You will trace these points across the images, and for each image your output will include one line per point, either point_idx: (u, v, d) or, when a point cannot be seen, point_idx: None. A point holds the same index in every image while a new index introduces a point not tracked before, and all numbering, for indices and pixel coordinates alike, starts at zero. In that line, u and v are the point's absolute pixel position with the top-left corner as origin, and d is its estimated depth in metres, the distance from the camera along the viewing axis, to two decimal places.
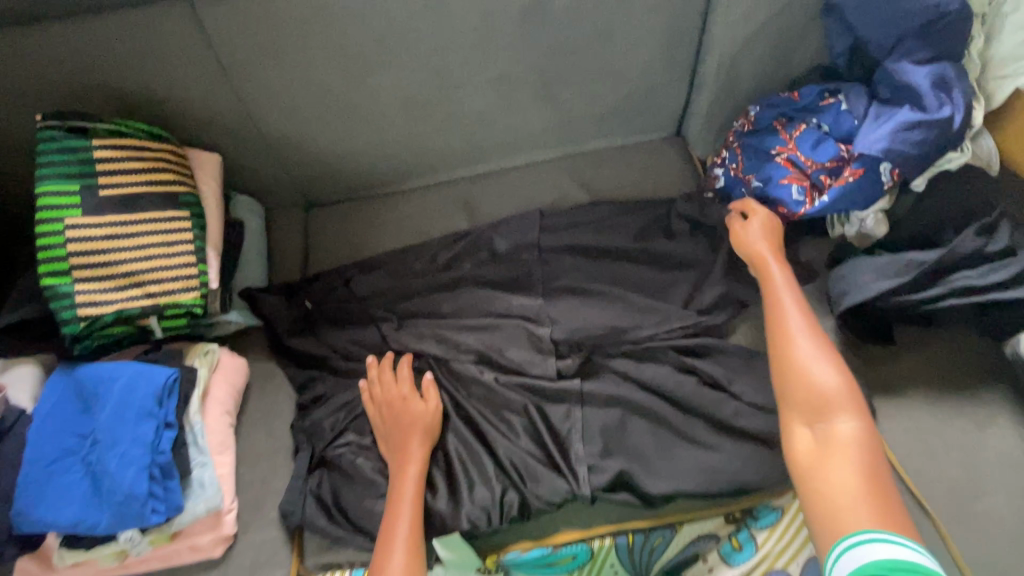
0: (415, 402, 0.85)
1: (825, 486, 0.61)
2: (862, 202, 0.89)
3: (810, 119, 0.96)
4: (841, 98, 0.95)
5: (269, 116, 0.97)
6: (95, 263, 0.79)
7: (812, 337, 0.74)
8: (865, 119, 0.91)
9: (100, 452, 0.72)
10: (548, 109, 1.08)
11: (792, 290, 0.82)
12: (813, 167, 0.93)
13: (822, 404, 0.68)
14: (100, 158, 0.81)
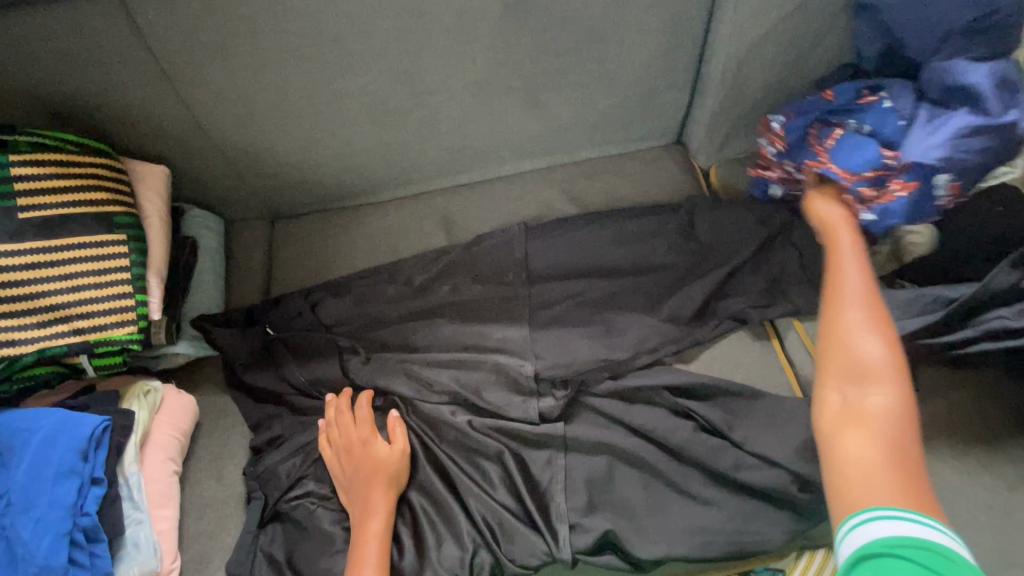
0: (379, 444, 0.77)
1: (854, 459, 0.56)
2: (915, 216, 0.78)
3: (847, 120, 0.84)
4: (884, 95, 0.82)
5: (222, 124, 0.87)
6: (12, 297, 0.69)
7: (866, 305, 0.68)
8: (913, 120, 0.79)
9: (13, 516, 0.63)
10: (534, 115, 0.97)
11: (855, 255, 0.75)
12: (852, 176, 0.80)
13: (867, 375, 0.62)
14: (20, 177, 0.72)
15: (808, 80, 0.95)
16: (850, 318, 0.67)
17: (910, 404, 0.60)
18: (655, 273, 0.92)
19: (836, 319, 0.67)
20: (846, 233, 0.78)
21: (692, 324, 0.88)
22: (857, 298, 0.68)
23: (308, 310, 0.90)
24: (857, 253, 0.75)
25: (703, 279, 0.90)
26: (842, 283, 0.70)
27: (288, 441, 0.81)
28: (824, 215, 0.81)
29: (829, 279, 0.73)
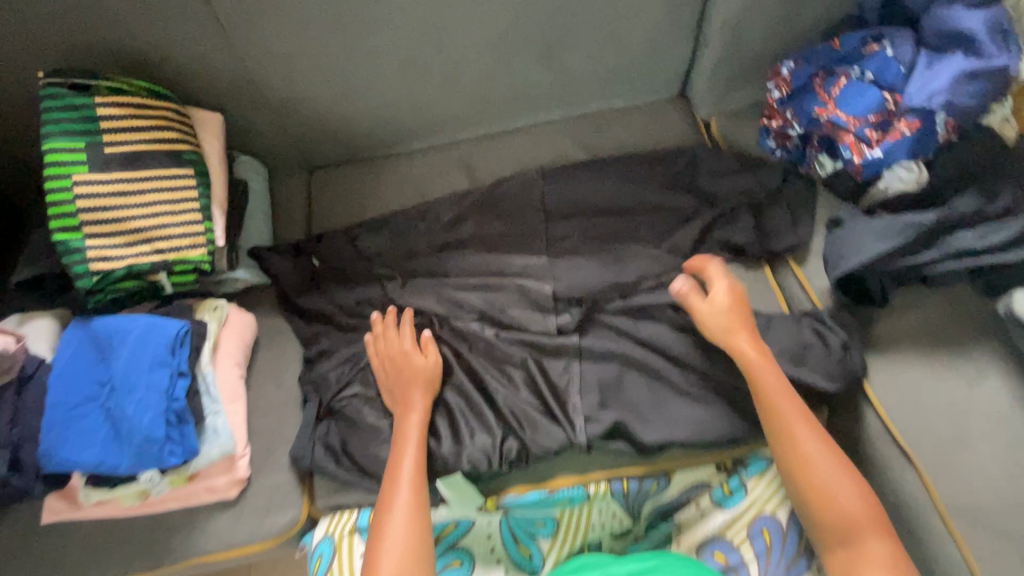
0: (416, 355, 0.88)
1: (840, 555, 0.72)
2: (917, 154, 0.87)
3: (851, 70, 0.92)
4: (886, 43, 0.90)
5: (269, 77, 0.97)
6: (103, 219, 0.80)
7: (790, 403, 0.79)
8: (912, 67, 0.87)
9: (117, 398, 0.76)
10: (550, 69, 1.06)
11: (762, 361, 0.82)
12: (858, 122, 0.89)
13: (810, 466, 0.75)
14: (104, 116, 0.82)
15: (801, 34, 1.03)
16: (797, 432, 0.77)
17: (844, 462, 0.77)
18: (660, 211, 1.02)
19: (784, 438, 0.78)
20: (728, 316, 0.86)
21: (692, 253, 0.99)
22: (788, 407, 0.79)
23: (350, 244, 1.02)
24: (764, 362, 0.82)
25: (702, 214, 1.01)
26: (778, 398, 0.79)
27: (337, 353, 0.93)
28: (731, 340, 0.84)
29: (760, 391, 0.80)
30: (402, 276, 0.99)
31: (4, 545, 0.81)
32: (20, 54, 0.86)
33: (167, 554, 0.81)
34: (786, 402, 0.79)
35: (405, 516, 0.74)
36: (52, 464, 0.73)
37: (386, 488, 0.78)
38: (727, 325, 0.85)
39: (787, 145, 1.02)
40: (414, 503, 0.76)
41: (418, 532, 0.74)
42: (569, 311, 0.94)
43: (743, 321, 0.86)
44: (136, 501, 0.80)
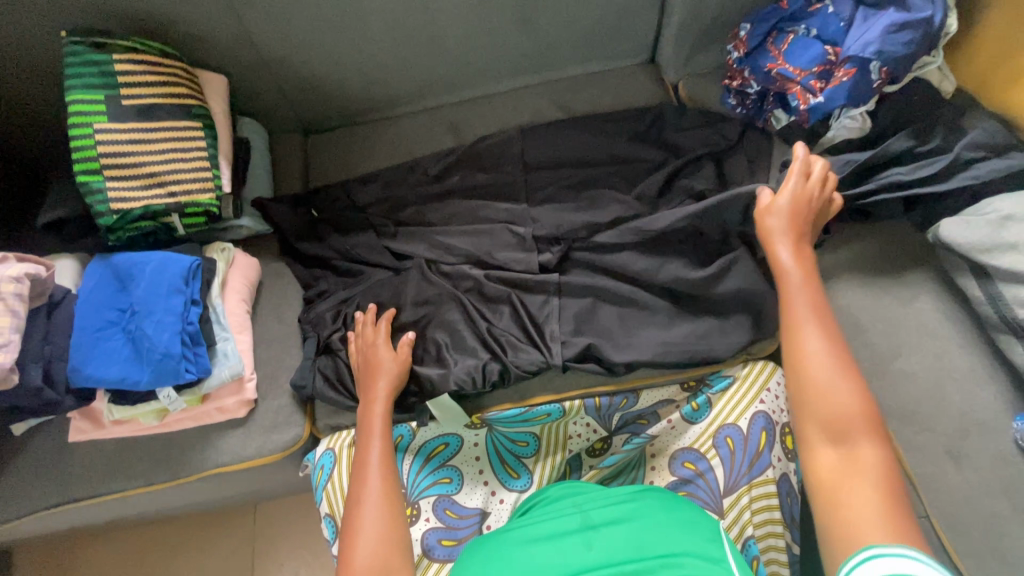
0: (382, 349, 0.91)
1: (825, 457, 0.67)
2: (854, 100, 0.95)
3: (798, 27, 1.02)
4: (828, 2, 1.00)
5: (268, 41, 1.04)
6: (121, 164, 0.89)
7: (806, 306, 0.76)
8: (851, 21, 0.97)
9: (138, 321, 0.84)
10: (528, 34, 1.14)
11: (800, 270, 0.80)
12: (802, 74, 0.99)
13: (808, 363, 0.71)
14: (121, 72, 0.91)
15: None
16: (802, 331, 0.74)
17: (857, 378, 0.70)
18: (627, 162, 1.11)
19: (793, 337, 0.74)
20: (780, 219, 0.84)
21: (660, 198, 1.07)
22: (805, 309, 0.76)
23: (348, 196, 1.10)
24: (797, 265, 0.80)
25: (668, 164, 1.10)
26: (797, 298, 0.77)
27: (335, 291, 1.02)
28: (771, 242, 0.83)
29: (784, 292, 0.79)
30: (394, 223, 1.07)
31: (35, 462, 0.89)
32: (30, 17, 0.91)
33: (184, 468, 0.90)
34: (804, 300, 0.77)
35: (378, 502, 0.74)
36: (81, 378, 0.81)
37: (355, 478, 0.78)
38: (774, 236, 0.83)
39: (746, 102, 1.11)
40: (386, 490, 0.76)
41: (391, 516, 0.73)
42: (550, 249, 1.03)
43: (795, 232, 0.83)
44: (154, 420, 0.88)
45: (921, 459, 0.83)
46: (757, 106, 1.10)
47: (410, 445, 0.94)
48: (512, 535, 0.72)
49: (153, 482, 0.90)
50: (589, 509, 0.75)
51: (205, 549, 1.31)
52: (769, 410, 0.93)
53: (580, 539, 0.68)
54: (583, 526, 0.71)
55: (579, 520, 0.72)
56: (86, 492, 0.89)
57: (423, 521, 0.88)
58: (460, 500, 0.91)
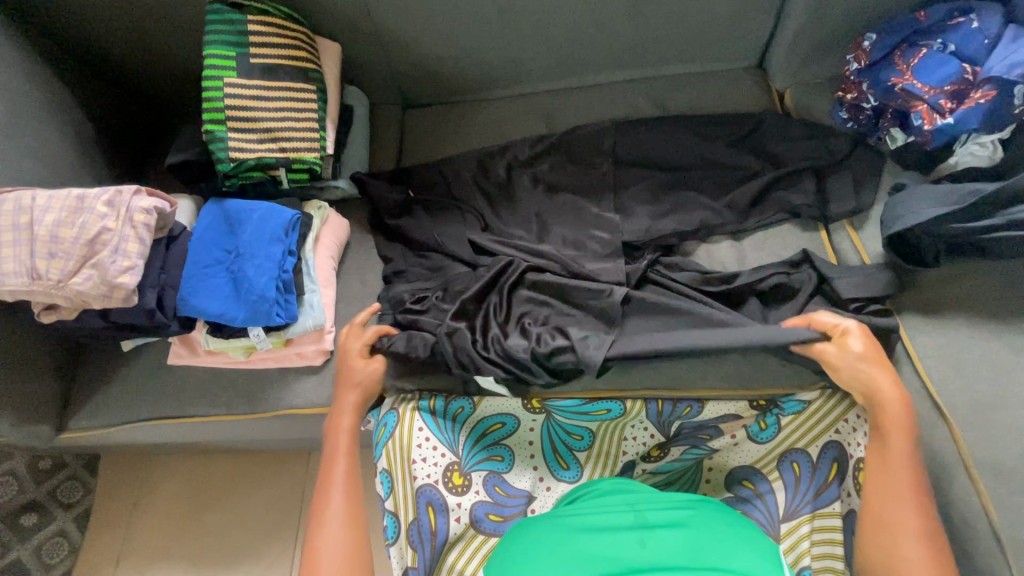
0: (357, 360, 0.92)
1: None
2: (991, 125, 0.88)
3: (933, 42, 0.95)
4: (973, 16, 0.92)
5: (383, 14, 1.08)
6: (242, 117, 0.96)
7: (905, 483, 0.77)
8: (997, 40, 0.90)
9: (241, 262, 0.91)
10: (635, 27, 1.12)
11: (901, 411, 0.79)
12: (932, 92, 0.92)
13: (902, 538, 0.74)
14: (252, 32, 0.98)
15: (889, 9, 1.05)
16: (898, 505, 0.76)
17: (940, 553, 0.74)
18: (722, 169, 1.08)
19: (887, 508, 0.76)
20: (867, 363, 0.82)
21: (751, 208, 1.04)
22: (903, 476, 0.77)
23: (440, 178, 1.11)
24: (900, 415, 0.79)
25: (764, 176, 1.05)
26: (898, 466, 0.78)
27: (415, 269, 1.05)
28: (870, 385, 0.81)
29: (892, 449, 0.78)
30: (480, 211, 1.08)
31: (139, 376, 0.99)
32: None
33: (262, 404, 0.96)
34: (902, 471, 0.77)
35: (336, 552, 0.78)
36: (187, 307, 0.89)
37: (319, 492, 0.84)
38: (868, 368, 0.81)
39: (859, 117, 1.05)
40: (350, 507, 0.82)
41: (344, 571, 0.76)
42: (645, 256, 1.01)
43: (892, 375, 0.81)
44: (242, 354, 0.95)
45: (1012, 520, 0.76)
46: (872, 123, 1.03)
47: (468, 418, 0.94)
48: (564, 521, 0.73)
49: (234, 412, 0.97)
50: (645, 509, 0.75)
51: (260, 484, 1.41)
52: (845, 441, 0.87)
53: (637, 538, 0.68)
54: (639, 524, 0.71)
55: (633, 518, 0.72)
56: (176, 411, 0.97)
57: (473, 493, 0.90)
58: (509, 479, 0.92)
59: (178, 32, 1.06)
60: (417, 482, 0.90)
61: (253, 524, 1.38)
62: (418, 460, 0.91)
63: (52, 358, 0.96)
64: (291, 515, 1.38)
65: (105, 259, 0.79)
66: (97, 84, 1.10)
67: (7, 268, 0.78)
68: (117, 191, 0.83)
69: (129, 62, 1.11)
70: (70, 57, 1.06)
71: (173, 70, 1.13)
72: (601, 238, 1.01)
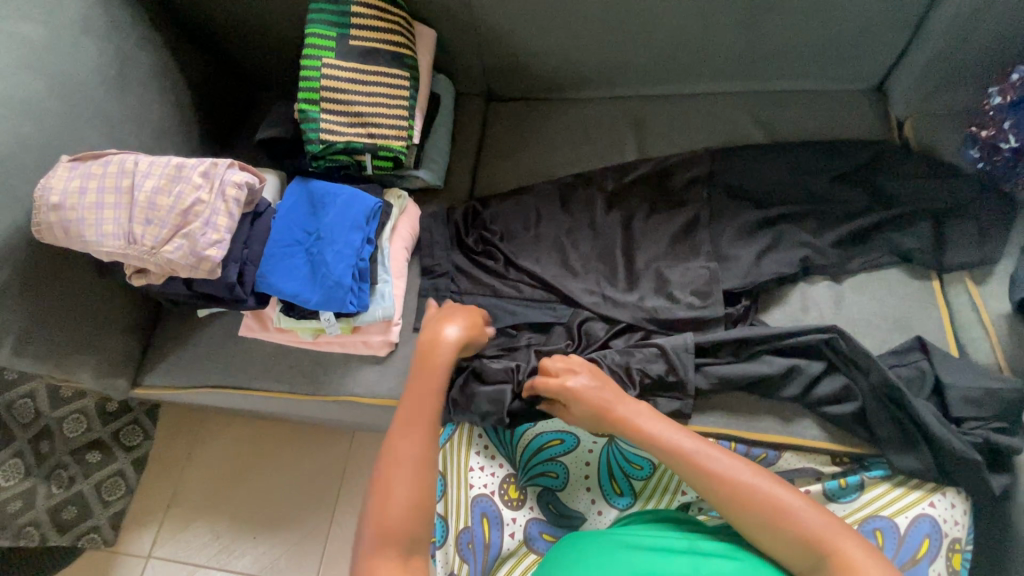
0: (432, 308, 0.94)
1: None
2: None
3: None
4: None
5: (483, 5, 1.05)
6: (336, 100, 0.95)
7: (787, 491, 0.66)
8: None
9: (321, 246, 0.91)
10: (747, 37, 1.04)
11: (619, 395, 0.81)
12: None
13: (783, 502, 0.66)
14: (354, 13, 0.97)
15: None
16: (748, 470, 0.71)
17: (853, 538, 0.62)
18: (828, 201, 0.99)
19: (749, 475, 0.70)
20: (597, 390, 0.80)
21: (855, 247, 0.95)
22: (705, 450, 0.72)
23: (517, 195, 1.08)
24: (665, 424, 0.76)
25: (874, 214, 0.96)
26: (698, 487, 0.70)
27: (482, 280, 1.00)
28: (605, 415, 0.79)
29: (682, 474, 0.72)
30: (559, 223, 1.04)
31: (210, 342, 1.02)
32: None
33: (323, 387, 0.97)
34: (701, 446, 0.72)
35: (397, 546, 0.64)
36: (264, 284, 0.89)
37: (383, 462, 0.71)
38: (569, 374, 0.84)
39: (993, 159, 0.92)
40: (422, 461, 0.72)
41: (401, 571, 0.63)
42: (735, 304, 0.95)
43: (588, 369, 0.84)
44: (310, 336, 0.96)
45: None
46: (1011, 168, 0.91)
47: (527, 431, 0.92)
48: (609, 538, 0.70)
49: (296, 390, 0.98)
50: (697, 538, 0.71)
51: (304, 455, 1.44)
52: (939, 517, 0.79)
53: (691, 564, 0.65)
54: (688, 548, 0.68)
55: (683, 541, 0.70)
56: (241, 382, 1.00)
57: (528, 508, 0.88)
58: (563, 498, 0.89)
59: (274, 4, 1.05)
60: (473, 491, 0.89)
61: (294, 492, 1.41)
62: (475, 469, 0.90)
63: (133, 316, 1.00)
64: (331, 491, 1.40)
65: (196, 230, 0.80)
66: (197, 50, 1.12)
67: (106, 230, 0.80)
68: (212, 163, 0.85)
69: (227, 32, 1.12)
70: (174, 21, 1.08)
71: (269, 49, 1.14)
72: (685, 270, 0.96)
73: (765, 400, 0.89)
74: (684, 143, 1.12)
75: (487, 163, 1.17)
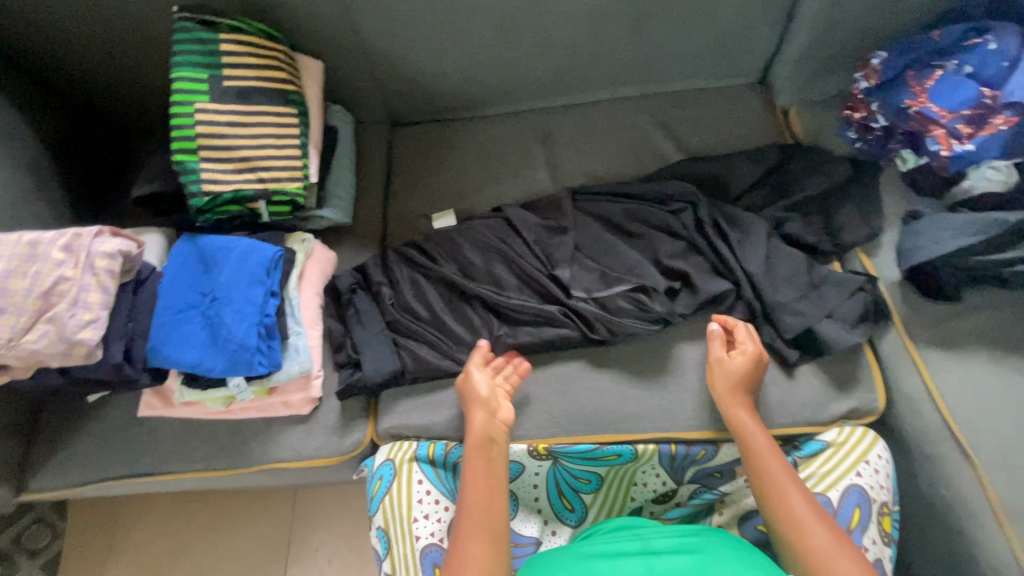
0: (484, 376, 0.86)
1: None
2: (1006, 152, 0.86)
3: (949, 62, 0.90)
4: (990, 37, 0.88)
5: (368, 30, 1.01)
6: (216, 145, 0.88)
7: (859, 574, 0.66)
8: (1016, 61, 0.86)
9: (218, 307, 0.83)
10: (635, 43, 1.07)
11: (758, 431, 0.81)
12: (947, 117, 0.88)
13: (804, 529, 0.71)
14: (225, 52, 0.90)
15: (895, 26, 1.01)
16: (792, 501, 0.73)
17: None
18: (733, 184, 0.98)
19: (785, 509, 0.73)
20: (746, 364, 0.84)
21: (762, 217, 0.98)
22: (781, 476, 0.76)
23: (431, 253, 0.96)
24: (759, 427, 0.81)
25: (774, 204, 1.00)
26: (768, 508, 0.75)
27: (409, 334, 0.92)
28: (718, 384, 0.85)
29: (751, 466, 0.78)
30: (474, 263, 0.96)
31: (108, 428, 0.91)
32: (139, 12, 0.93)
33: (244, 458, 0.90)
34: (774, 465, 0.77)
35: None
36: (159, 358, 0.80)
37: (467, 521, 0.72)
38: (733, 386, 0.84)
39: (868, 137, 1.01)
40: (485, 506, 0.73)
41: None
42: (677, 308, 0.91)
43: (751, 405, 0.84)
44: (221, 406, 0.87)
45: None
46: (882, 145, 0.99)
47: None
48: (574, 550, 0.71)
49: (215, 466, 0.90)
50: (648, 537, 0.73)
51: (244, 525, 1.32)
52: (867, 485, 0.83)
53: (643, 563, 0.66)
54: (643, 550, 0.69)
55: (639, 545, 0.70)
56: (151, 467, 0.90)
57: None
58: (515, 526, 0.88)
59: (132, 43, 0.97)
60: (420, 542, 0.83)
61: (237, 567, 1.29)
62: (420, 518, 0.85)
63: (9, 414, 0.88)
64: (278, 558, 1.29)
65: (63, 312, 0.72)
66: (53, 101, 1.01)
67: None
68: (76, 234, 0.76)
69: (87, 79, 1.02)
70: (18, 71, 0.97)
71: (140, 93, 1.06)
72: None
73: (696, 397, 0.88)
74: (592, 150, 1.12)
75: (396, 191, 1.12)
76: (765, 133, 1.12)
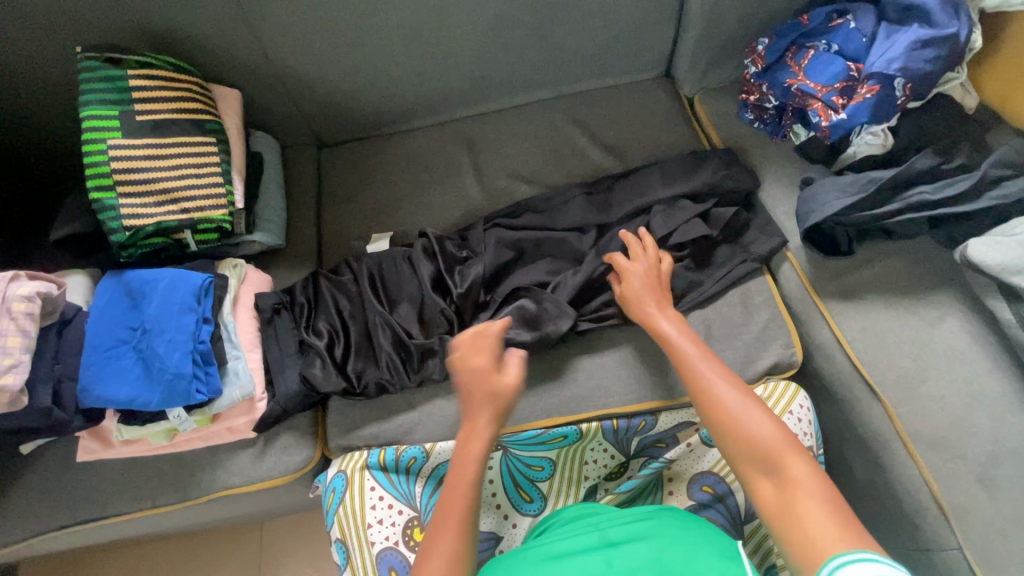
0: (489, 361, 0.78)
1: (765, 487, 0.61)
2: (877, 117, 0.93)
3: (818, 43, 1.01)
4: (850, 18, 0.99)
5: (282, 56, 1.03)
6: (134, 180, 0.88)
7: (777, 433, 0.63)
8: (874, 37, 0.96)
9: (149, 339, 0.83)
10: (543, 49, 1.13)
11: (688, 338, 0.79)
12: (823, 91, 0.97)
13: (713, 389, 0.69)
14: (134, 87, 0.90)
15: (773, 14, 1.11)
16: (707, 377, 0.71)
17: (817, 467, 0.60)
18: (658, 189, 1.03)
19: (699, 389, 0.71)
20: (642, 278, 0.89)
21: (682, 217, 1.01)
22: (700, 363, 0.74)
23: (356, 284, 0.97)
24: (685, 336, 0.80)
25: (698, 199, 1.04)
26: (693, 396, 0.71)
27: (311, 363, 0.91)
28: (644, 311, 0.86)
29: (684, 375, 0.74)
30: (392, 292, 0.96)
31: (45, 479, 0.88)
32: (43, 52, 0.94)
33: (194, 489, 0.89)
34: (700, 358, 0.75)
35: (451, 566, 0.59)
36: (90, 398, 0.79)
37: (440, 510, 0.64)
38: (643, 306, 0.87)
39: (764, 117, 1.10)
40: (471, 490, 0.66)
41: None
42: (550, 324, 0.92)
43: (665, 308, 0.86)
44: (164, 440, 0.86)
45: (951, 488, 0.80)
46: (777, 123, 1.09)
47: (423, 467, 0.89)
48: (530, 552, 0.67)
49: (164, 502, 0.89)
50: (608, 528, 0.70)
51: None
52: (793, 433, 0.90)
53: (602, 557, 0.62)
54: (604, 543, 0.66)
55: (599, 538, 0.67)
56: (95, 512, 0.88)
57: None
58: None
59: (43, 81, 0.97)
60: (376, 547, 0.84)
61: None
62: (373, 524, 0.86)
63: None
64: None
65: None
66: None
67: None
68: None
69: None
70: None
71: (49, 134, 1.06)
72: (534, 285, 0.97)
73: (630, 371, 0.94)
74: (515, 152, 1.17)
75: (328, 209, 1.15)
76: (673, 121, 1.19)
